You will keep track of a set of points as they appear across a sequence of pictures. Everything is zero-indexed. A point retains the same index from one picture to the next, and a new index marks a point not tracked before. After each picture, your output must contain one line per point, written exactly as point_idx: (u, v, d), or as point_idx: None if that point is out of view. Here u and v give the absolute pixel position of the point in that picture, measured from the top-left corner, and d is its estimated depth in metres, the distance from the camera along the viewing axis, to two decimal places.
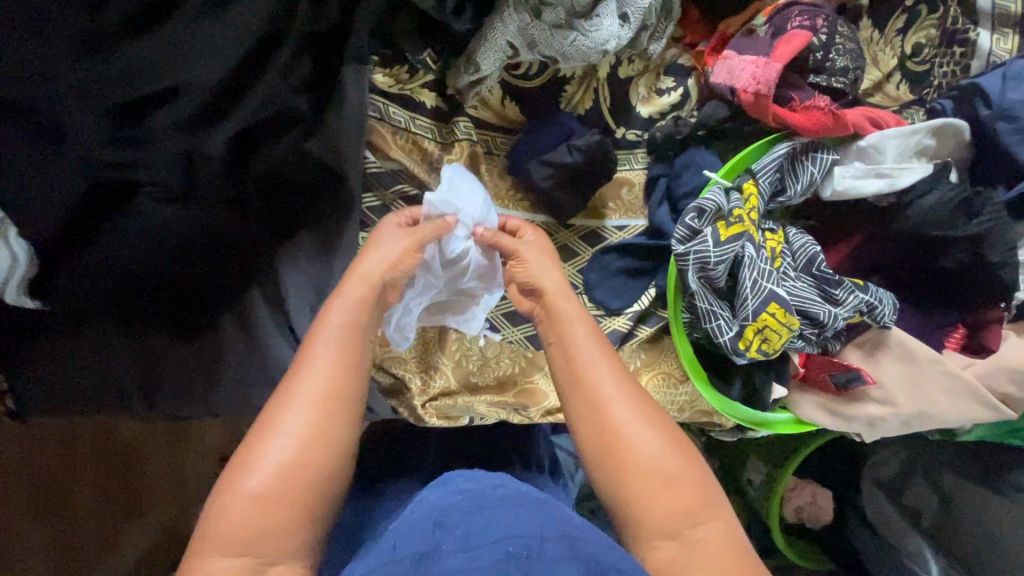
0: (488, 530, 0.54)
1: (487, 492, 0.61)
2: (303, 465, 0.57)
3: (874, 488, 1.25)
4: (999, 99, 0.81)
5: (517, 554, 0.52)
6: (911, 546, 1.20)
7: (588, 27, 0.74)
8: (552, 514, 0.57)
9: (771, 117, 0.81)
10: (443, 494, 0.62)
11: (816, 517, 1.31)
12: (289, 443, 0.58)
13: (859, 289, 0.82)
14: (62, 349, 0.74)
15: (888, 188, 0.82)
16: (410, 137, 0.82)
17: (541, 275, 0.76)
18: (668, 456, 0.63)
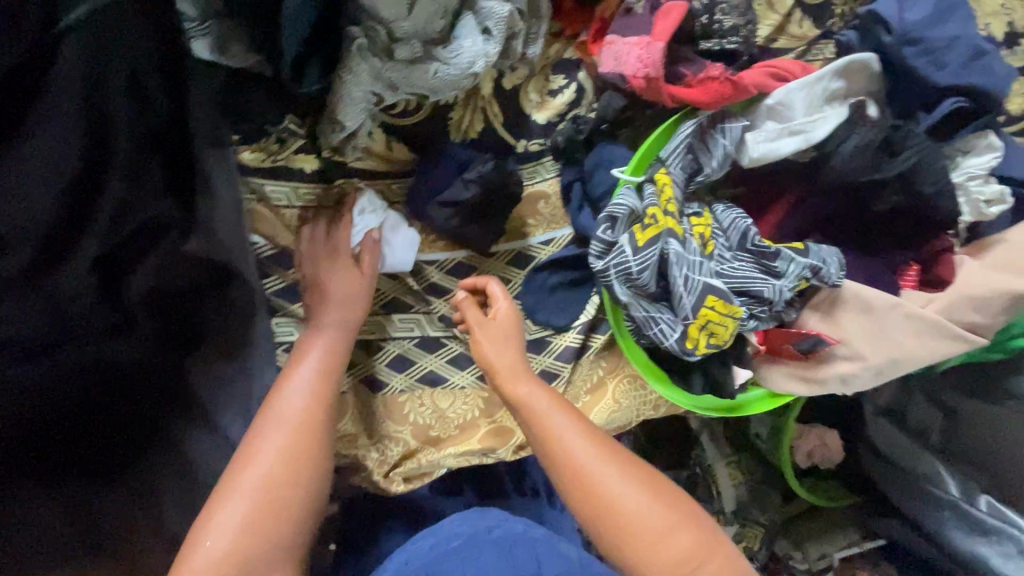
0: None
1: (482, 535, 0.69)
2: (271, 504, 0.65)
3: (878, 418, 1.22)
4: (899, 24, 0.75)
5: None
6: (924, 468, 1.13)
7: (448, 54, 0.68)
8: (550, 557, 0.66)
9: (669, 99, 0.76)
10: (435, 543, 0.69)
11: (828, 458, 1.29)
12: (264, 481, 0.66)
13: (798, 255, 0.77)
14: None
15: (804, 145, 0.77)
16: (296, 211, 0.77)
17: (496, 355, 0.78)
18: (659, 512, 0.66)
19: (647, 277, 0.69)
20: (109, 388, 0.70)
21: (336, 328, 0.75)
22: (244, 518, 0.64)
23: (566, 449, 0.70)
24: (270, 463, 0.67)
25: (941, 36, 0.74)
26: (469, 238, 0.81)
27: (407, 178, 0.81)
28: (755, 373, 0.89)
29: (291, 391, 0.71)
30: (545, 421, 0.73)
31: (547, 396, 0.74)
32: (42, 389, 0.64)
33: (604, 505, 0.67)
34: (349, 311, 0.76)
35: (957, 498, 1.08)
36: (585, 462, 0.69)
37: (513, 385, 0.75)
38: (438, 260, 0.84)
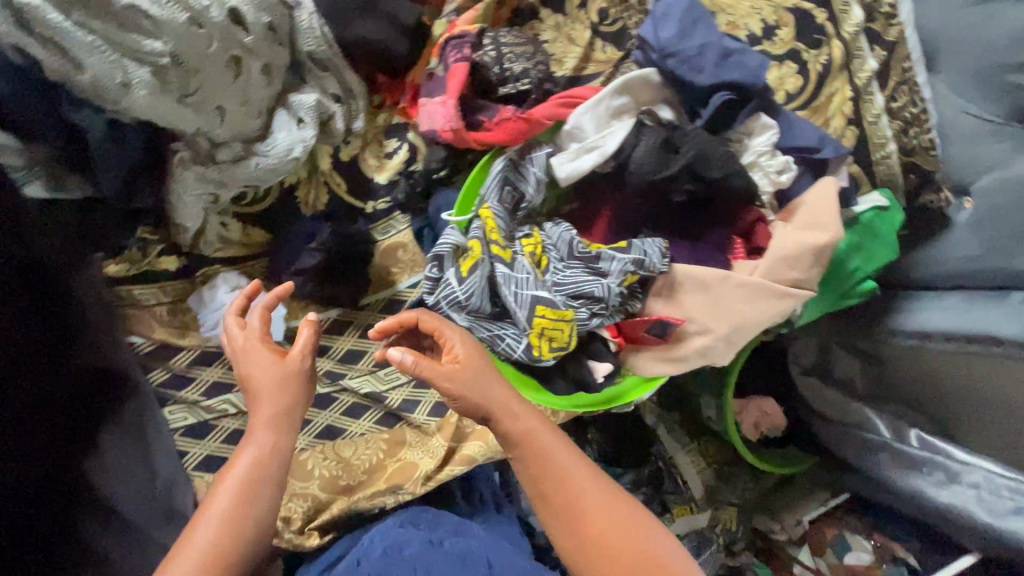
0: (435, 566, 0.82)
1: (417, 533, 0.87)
2: None
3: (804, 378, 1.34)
4: (657, 41, 0.88)
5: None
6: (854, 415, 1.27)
7: (265, 147, 0.79)
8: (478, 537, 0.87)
9: (474, 143, 0.86)
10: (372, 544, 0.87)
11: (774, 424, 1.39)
12: (201, 564, 0.63)
13: (621, 253, 0.87)
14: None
15: (602, 158, 0.86)
16: (167, 308, 0.86)
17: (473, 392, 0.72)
18: (647, 543, 0.70)
19: (478, 302, 0.79)
20: None
21: (277, 392, 0.70)
22: None
23: (564, 474, 0.72)
24: (204, 545, 0.64)
25: (692, 46, 0.86)
26: (333, 298, 0.89)
27: (267, 256, 0.90)
28: (625, 364, 0.96)
29: (239, 470, 0.67)
30: (548, 453, 0.73)
31: (551, 432, 0.74)
32: None
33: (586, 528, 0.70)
34: (276, 400, 0.70)
35: (890, 440, 1.20)
36: (571, 481, 0.72)
37: (509, 422, 0.73)
38: (313, 323, 0.93)
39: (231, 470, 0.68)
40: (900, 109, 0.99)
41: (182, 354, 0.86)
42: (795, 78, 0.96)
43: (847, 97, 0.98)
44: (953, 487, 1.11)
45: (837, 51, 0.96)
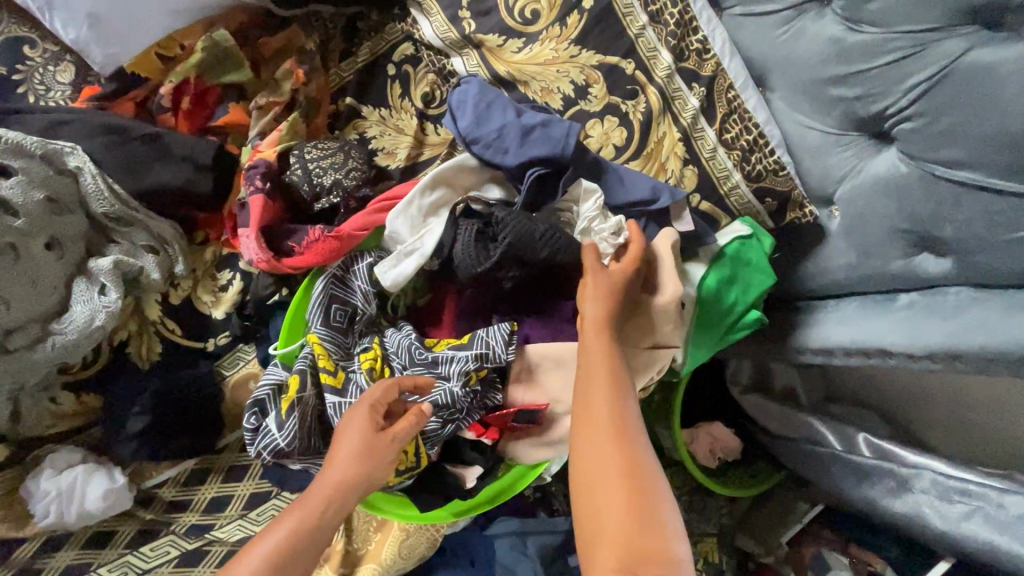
0: None
1: None
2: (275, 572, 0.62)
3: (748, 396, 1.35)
4: (459, 131, 0.87)
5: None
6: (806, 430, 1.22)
7: (61, 325, 0.77)
8: None
9: (290, 268, 0.83)
10: None
11: (726, 448, 1.38)
12: (272, 553, 0.63)
13: (461, 351, 0.84)
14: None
15: (422, 258, 0.83)
16: (0, 500, 0.80)
17: (594, 321, 0.73)
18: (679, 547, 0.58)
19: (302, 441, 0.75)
20: None
21: (357, 452, 0.70)
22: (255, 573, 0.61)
23: (593, 407, 0.67)
24: (281, 534, 0.64)
25: (491, 130, 0.85)
26: (182, 450, 0.86)
27: (104, 422, 0.86)
28: (507, 455, 0.90)
29: (330, 472, 0.69)
30: (604, 382, 0.68)
31: (607, 365, 0.69)
32: None
33: (586, 479, 0.63)
34: (362, 465, 0.70)
35: (840, 451, 1.12)
36: (621, 431, 0.65)
37: (594, 355, 0.70)
38: (170, 478, 0.88)
39: (331, 464, 0.70)
40: (734, 139, 0.96)
41: (23, 549, 0.80)
42: (620, 131, 0.94)
43: (677, 139, 0.95)
44: (907, 497, 0.99)
45: (654, 97, 0.94)
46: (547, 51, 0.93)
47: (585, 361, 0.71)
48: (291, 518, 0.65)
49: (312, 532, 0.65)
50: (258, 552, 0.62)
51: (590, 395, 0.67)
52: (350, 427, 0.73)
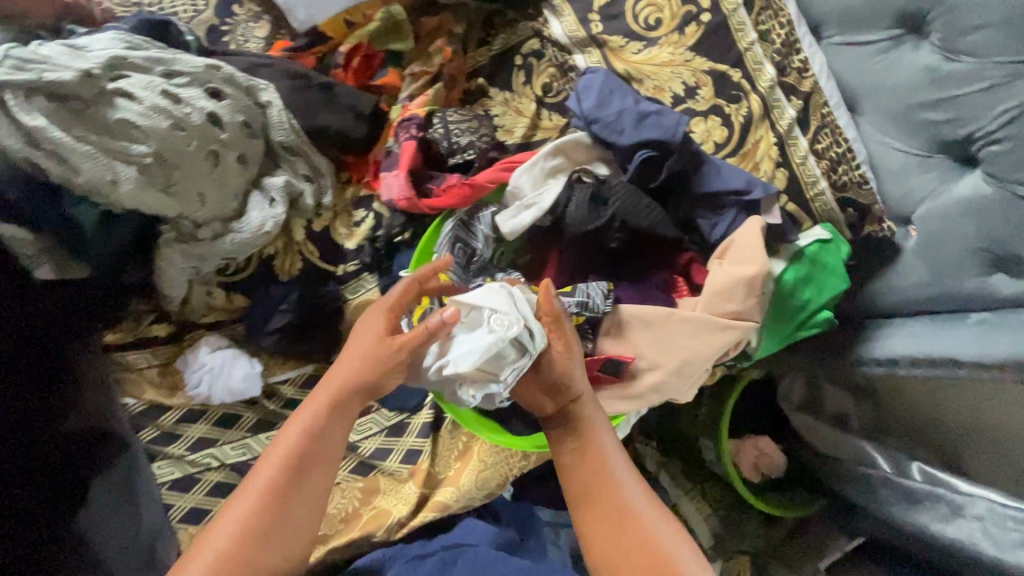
0: None
1: None
2: (267, 504, 0.71)
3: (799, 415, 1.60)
4: (581, 110, 0.99)
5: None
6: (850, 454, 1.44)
7: (240, 224, 0.91)
8: None
9: (428, 208, 0.96)
10: None
11: (773, 465, 1.57)
12: (245, 510, 0.70)
13: (565, 296, 0.94)
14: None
15: (540, 212, 0.95)
16: (157, 369, 0.95)
17: (577, 379, 0.86)
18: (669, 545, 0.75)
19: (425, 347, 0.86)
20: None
21: (369, 356, 0.77)
22: (237, 522, 0.69)
23: (590, 472, 0.83)
24: (258, 485, 0.71)
25: (611, 112, 0.97)
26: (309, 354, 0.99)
27: (245, 321, 0.99)
28: None
29: (337, 381, 0.77)
30: (596, 437, 0.85)
31: (604, 424, 0.86)
32: None
33: (602, 527, 0.79)
34: (359, 376, 0.76)
35: (889, 472, 1.33)
36: (619, 485, 0.81)
37: (590, 408, 0.87)
38: (289, 378, 1.00)
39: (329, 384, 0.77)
40: (825, 150, 1.06)
41: (168, 415, 0.94)
42: (721, 130, 1.05)
43: (771, 143, 1.05)
44: (960, 521, 1.14)
45: (755, 103, 1.05)
46: (664, 54, 1.06)
47: (576, 413, 0.86)
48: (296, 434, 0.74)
49: (314, 451, 0.74)
50: (265, 474, 0.71)
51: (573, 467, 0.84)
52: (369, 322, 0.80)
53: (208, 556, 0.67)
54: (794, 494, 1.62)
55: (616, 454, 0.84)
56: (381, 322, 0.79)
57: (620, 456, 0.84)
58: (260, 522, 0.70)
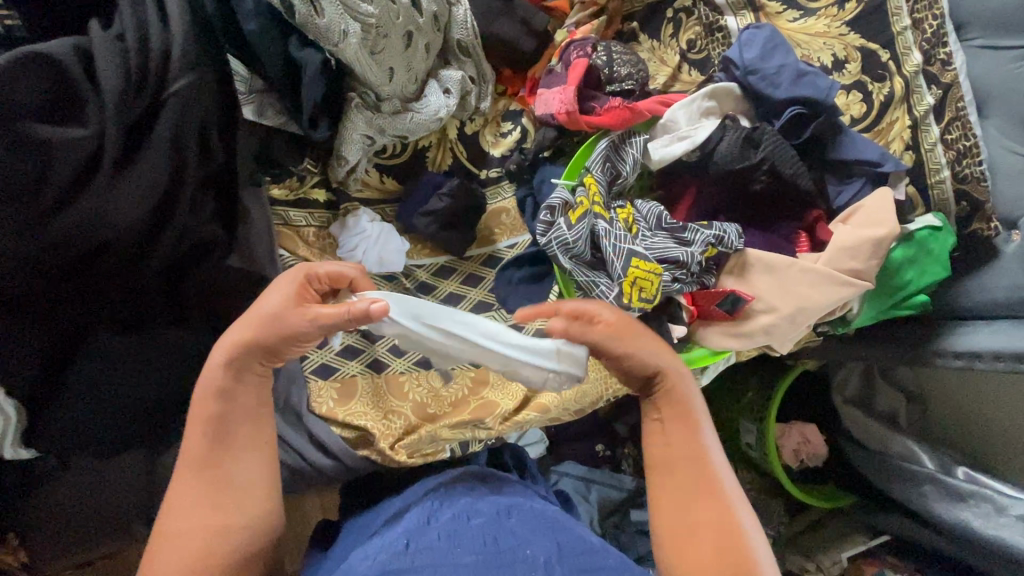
0: (513, 540, 0.70)
1: (502, 518, 0.76)
2: (207, 455, 0.69)
3: (848, 407, 1.56)
4: (742, 61, 1.05)
5: (535, 557, 0.67)
6: (897, 447, 1.45)
7: (420, 105, 0.98)
8: (569, 540, 0.72)
9: (586, 124, 1.02)
10: (459, 514, 0.78)
11: (813, 453, 1.56)
12: (189, 458, 0.69)
13: (703, 228, 1.00)
14: (37, 490, 0.84)
15: (692, 146, 1.01)
16: (313, 230, 1.02)
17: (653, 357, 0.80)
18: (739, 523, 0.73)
19: (581, 243, 0.92)
20: (156, 363, 0.83)
21: (267, 321, 0.71)
22: (202, 468, 0.68)
23: (663, 440, 0.80)
24: (198, 439, 0.69)
25: (772, 66, 1.03)
26: (448, 242, 1.04)
27: (398, 203, 1.06)
28: (696, 336, 1.07)
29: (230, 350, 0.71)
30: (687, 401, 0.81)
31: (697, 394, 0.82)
32: (114, 360, 0.80)
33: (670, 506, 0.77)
34: (263, 330, 0.71)
35: (934, 471, 1.34)
36: (693, 439, 0.79)
37: (680, 372, 0.82)
38: (425, 264, 1.06)
39: (218, 348, 0.71)
40: (954, 141, 1.11)
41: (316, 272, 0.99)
42: (860, 105, 1.12)
43: (906, 126, 1.11)
44: (1000, 520, 1.20)
45: (898, 85, 1.10)
46: (819, 25, 1.13)
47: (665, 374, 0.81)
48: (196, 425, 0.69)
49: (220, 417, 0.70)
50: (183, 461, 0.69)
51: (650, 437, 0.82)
52: (274, 291, 0.72)
53: (181, 522, 0.65)
54: (824, 484, 1.62)
55: (702, 416, 0.81)
56: (291, 292, 0.72)
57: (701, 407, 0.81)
58: (206, 489, 0.68)
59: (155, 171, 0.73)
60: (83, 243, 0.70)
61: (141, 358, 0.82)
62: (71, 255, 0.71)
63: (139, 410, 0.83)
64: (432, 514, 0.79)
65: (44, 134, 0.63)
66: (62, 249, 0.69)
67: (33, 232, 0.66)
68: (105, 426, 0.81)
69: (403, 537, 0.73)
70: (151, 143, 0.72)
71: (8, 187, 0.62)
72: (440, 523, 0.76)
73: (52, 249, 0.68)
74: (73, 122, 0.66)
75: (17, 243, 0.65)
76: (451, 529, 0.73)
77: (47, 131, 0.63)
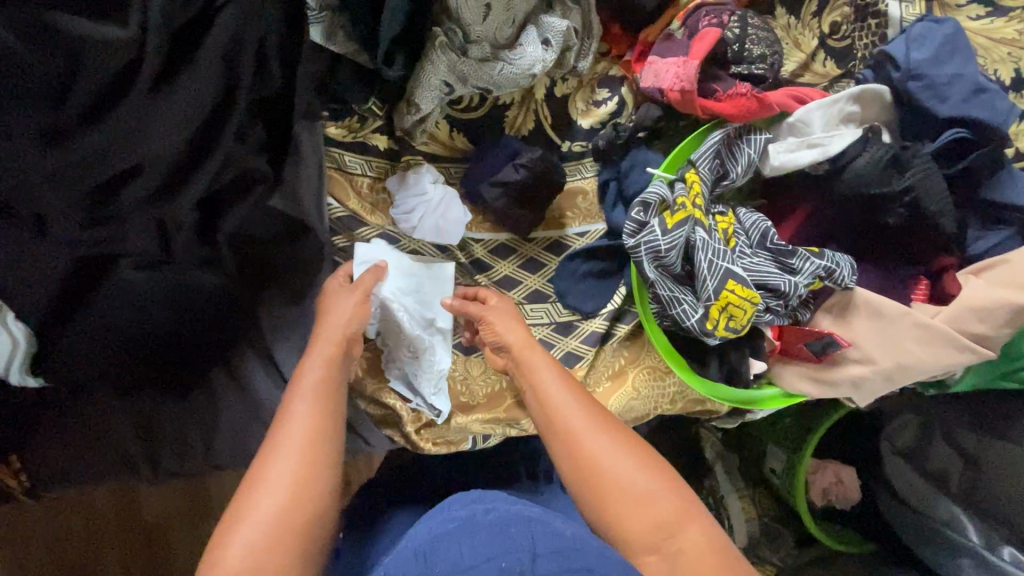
0: (479, 551, 0.52)
1: (478, 519, 0.58)
2: (316, 439, 0.65)
3: (897, 459, 1.28)
4: (906, 60, 0.85)
5: (511, 569, 0.49)
6: (945, 514, 1.20)
7: (513, 56, 0.82)
8: (545, 531, 0.54)
9: (700, 109, 0.86)
10: (433, 526, 0.59)
11: (846, 497, 1.34)
12: (300, 435, 0.64)
13: (814, 256, 0.85)
14: (48, 414, 0.79)
15: (822, 156, 0.85)
16: (367, 181, 0.88)
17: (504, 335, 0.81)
18: (652, 484, 0.66)
19: (676, 255, 0.78)
20: (181, 302, 0.77)
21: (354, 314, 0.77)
22: (299, 446, 0.63)
23: (560, 410, 0.72)
24: (304, 413, 0.66)
25: (944, 74, 0.84)
26: (514, 218, 0.91)
27: (466, 164, 0.93)
28: (767, 371, 0.95)
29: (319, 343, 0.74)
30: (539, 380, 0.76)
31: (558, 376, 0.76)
32: (140, 296, 0.74)
33: (586, 456, 0.68)
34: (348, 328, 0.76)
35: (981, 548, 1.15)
36: (569, 421, 0.71)
37: (529, 355, 0.78)
38: (482, 239, 0.94)
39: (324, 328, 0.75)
40: None
41: (364, 228, 0.87)
42: None
43: None
44: None
45: None
46: (1008, 30, 0.92)
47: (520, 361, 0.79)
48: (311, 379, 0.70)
49: (328, 398, 0.69)
50: (298, 408, 0.67)
51: (544, 397, 0.74)
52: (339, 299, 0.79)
53: (278, 493, 0.60)
54: (845, 528, 1.38)
55: (560, 389, 0.74)
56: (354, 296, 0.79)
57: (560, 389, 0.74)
58: (310, 484, 0.62)
59: (202, 89, 0.61)
60: (110, 165, 0.61)
61: (172, 299, 0.76)
62: (92, 177, 0.61)
63: (155, 353, 0.77)
64: (413, 534, 0.60)
65: (81, 32, 0.53)
66: (83, 172, 0.60)
67: (61, 140, 0.58)
68: (118, 364, 0.75)
69: (380, 569, 0.55)
70: (201, 54, 0.61)
71: (24, 85, 0.54)
72: (418, 540, 0.57)
73: (73, 168, 0.59)
74: (112, 20, 0.55)
75: (37, 154, 0.57)
76: (428, 545, 0.55)
77: (84, 28, 0.54)
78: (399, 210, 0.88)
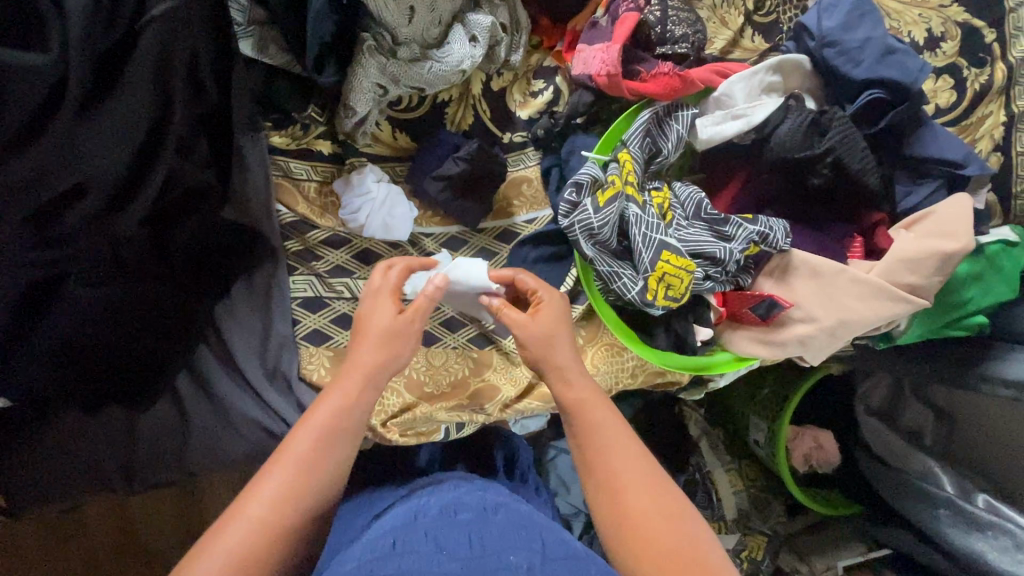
0: (494, 544, 0.56)
1: (489, 516, 0.63)
2: (309, 476, 0.65)
3: (869, 418, 1.30)
4: (819, 30, 0.90)
5: (519, 565, 0.53)
6: (918, 466, 1.22)
7: (441, 54, 0.85)
8: (554, 542, 0.59)
9: (627, 92, 0.90)
10: (441, 512, 0.64)
11: (826, 461, 1.34)
12: (297, 470, 0.65)
13: (747, 222, 0.89)
14: (23, 433, 0.82)
15: (746, 127, 0.90)
16: (314, 185, 0.91)
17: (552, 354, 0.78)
18: (674, 529, 0.66)
19: (608, 231, 0.82)
20: (135, 317, 0.78)
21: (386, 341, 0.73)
22: (291, 475, 0.65)
23: (608, 452, 0.73)
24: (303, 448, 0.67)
25: (855, 39, 0.88)
26: (460, 210, 0.95)
27: (411, 162, 0.96)
28: (719, 338, 0.98)
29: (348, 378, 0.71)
30: (580, 410, 0.76)
31: (602, 409, 0.76)
32: (90, 315, 0.74)
33: (622, 494, 0.70)
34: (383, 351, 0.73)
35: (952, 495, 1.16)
36: (604, 448, 0.73)
37: (567, 381, 0.77)
38: (434, 233, 0.97)
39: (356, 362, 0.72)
40: None
41: (315, 232, 0.90)
42: (950, 93, 0.97)
43: (998, 123, 0.97)
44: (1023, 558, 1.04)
45: (999, 73, 0.96)
46: None
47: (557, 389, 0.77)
48: (328, 408, 0.69)
49: (332, 432, 0.69)
50: (300, 442, 0.67)
51: (587, 425, 0.75)
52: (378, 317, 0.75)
53: (256, 515, 0.62)
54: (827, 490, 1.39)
55: (608, 419, 0.75)
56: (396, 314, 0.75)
57: (607, 420, 0.76)
58: (289, 517, 0.63)
59: (136, 107, 0.66)
60: (53, 185, 0.65)
61: (126, 311, 0.77)
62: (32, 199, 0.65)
63: (111, 369, 0.78)
64: (420, 511, 0.65)
65: (8, 60, 0.57)
66: (25, 193, 0.65)
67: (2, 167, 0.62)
68: (79, 380, 0.77)
69: (382, 539, 0.59)
70: (130, 74, 0.65)
71: None
72: (427, 520, 0.62)
73: (20, 190, 0.64)
74: (35, 48, 0.60)
75: None
76: (437, 528, 0.59)
77: (7, 55, 0.57)
78: (347, 209, 0.91)
